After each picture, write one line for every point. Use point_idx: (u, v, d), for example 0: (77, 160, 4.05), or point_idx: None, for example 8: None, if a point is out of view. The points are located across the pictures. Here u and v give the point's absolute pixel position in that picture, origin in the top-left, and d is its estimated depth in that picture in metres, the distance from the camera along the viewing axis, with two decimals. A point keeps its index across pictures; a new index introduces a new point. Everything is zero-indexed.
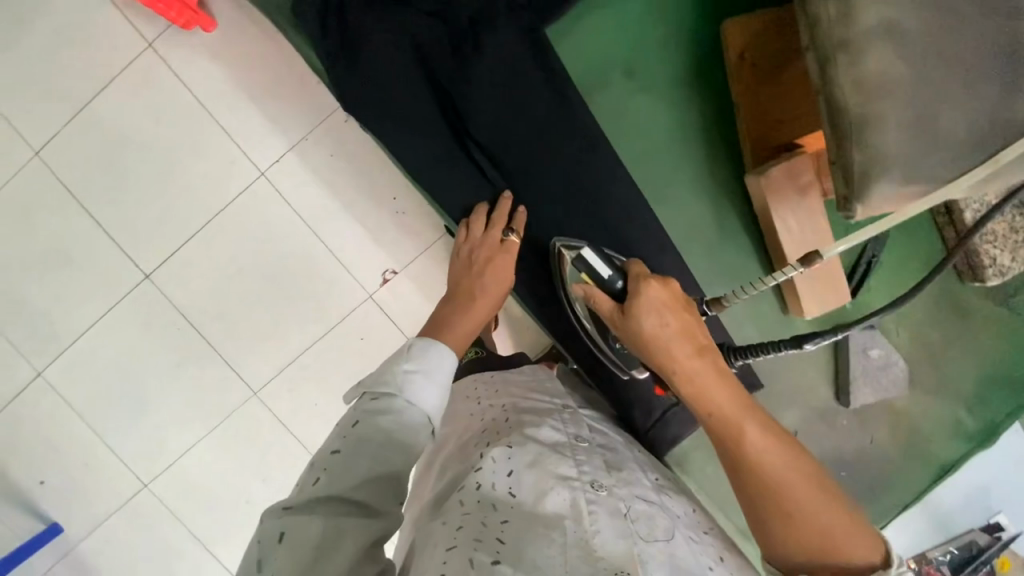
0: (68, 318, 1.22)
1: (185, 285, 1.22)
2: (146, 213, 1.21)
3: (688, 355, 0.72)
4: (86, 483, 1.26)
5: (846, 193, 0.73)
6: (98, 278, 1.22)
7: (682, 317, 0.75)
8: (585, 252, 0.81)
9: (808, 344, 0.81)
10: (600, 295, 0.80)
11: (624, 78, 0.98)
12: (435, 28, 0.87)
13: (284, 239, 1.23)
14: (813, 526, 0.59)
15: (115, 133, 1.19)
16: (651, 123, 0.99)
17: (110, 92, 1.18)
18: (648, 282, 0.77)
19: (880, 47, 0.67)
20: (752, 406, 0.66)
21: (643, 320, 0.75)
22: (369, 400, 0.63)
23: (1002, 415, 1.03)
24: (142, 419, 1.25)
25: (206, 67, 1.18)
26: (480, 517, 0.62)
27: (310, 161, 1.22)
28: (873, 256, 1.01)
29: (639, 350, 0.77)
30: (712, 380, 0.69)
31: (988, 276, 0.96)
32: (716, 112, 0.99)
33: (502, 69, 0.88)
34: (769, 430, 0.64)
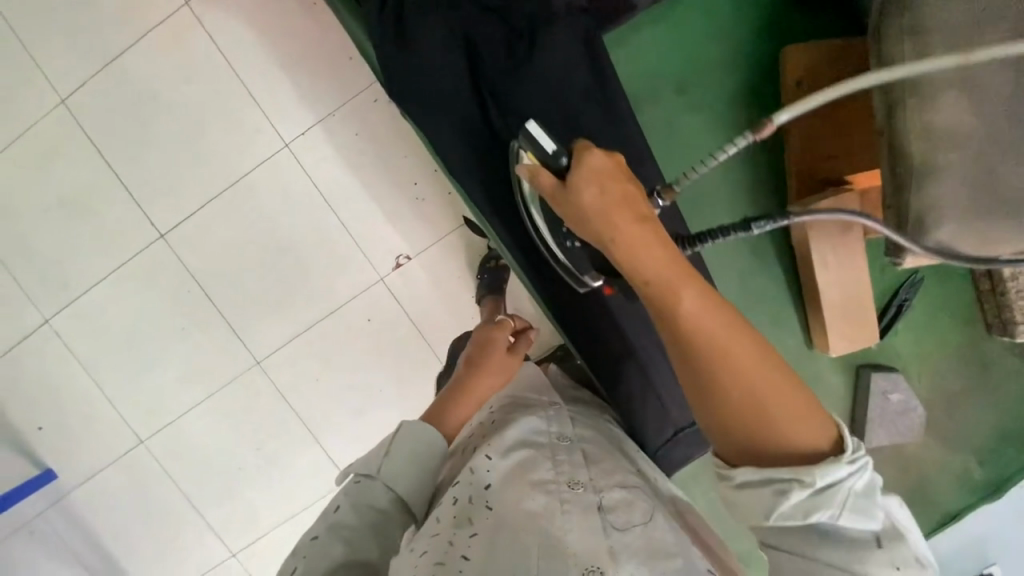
0: (80, 269, 1.23)
1: (198, 249, 1.23)
2: (166, 173, 1.21)
3: (631, 228, 0.58)
4: (85, 432, 1.28)
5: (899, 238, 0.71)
6: (113, 233, 1.22)
7: (626, 183, 0.60)
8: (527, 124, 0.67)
9: (756, 228, 0.65)
10: (538, 171, 0.64)
11: (675, 94, 0.97)
12: (492, 24, 0.85)
13: (300, 213, 1.22)
14: (758, 412, 0.54)
15: (143, 89, 1.18)
16: (696, 141, 0.98)
17: (142, 47, 1.17)
18: (589, 150, 0.61)
19: (952, 96, 0.65)
20: (700, 283, 0.56)
21: (583, 191, 0.60)
22: (354, 484, 0.75)
23: (1013, 469, 1.02)
24: (145, 376, 1.27)
25: (240, 31, 1.17)
26: (447, 537, 0.65)
27: (336, 139, 1.21)
28: (905, 300, 1.00)
29: (575, 228, 0.63)
30: (655, 256, 0.57)
31: (1019, 332, 0.93)
32: (763, 137, 0.98)
33: (555, 73, 0.87)
34: (713, 307, 0.55)
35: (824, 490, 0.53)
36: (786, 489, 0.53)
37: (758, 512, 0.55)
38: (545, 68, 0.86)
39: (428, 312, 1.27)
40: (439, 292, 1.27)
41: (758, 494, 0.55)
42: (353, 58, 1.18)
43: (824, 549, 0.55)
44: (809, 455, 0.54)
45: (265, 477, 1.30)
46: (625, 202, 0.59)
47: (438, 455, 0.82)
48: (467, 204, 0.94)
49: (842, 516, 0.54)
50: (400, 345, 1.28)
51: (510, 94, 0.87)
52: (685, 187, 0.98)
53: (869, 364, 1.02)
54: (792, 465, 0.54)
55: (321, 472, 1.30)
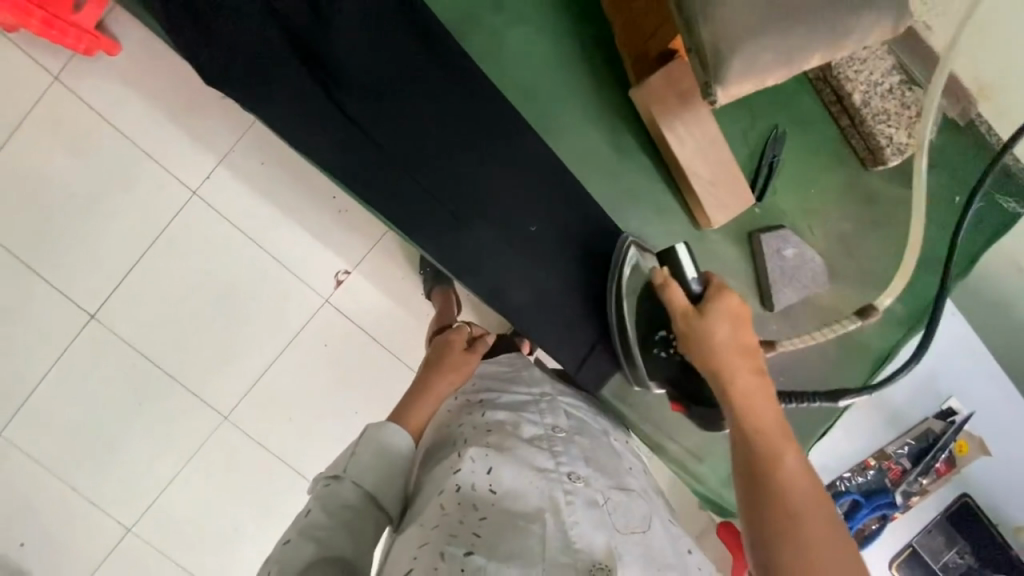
0: (16, 372, 1.18)
1: (136, 320, 1.19)
2: (80, 251, 1.17)
3: (746, 370, 0.78)
4: (68, 536, 1.23)
5: (705, 78, 0.74)
6: (44, 327, 1.18)
7: (750, 336, 0.82)
8: (682, 249, 0.86)
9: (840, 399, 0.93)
10: (678, 289, 0.83)
11: (497, 14, 0.96)
12: None
13: (226, 258, 1.20)
14: (818, 557, 0.61)
15: (36, 174, 1.14)
16: (531, 53, 0.98)
17: (22, 132, 1.13)
18: (728, 292, 0.83)
19: None
20: (790, 435, 0.73)
21: (722, 327, 0.80)
22: (324, 485, 0.71)
23: (930, 298, 1.12)
24: (116, 462, 1.22)
25: (119, 90, 1.14)
26: (457, 516, 0.64)
27: (243, 171, 1.19)
28: (773, 156, 1.03)
29: (698, 350, 0.81)
30: (763, 401, 0.76)
31: (888, 156, 1.03)
32: (593, 35, 1.00)
33: (366, 21, 0.84)
34: (801, 460, 0.70)
35: None
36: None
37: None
38: (362, 16, 0.83)
39: (378, 320, 1.26)
40: (384, 295, 1.25)
41: None
42: None
43: None
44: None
45: (263, 532, 1.27)
46: (749, 353, 0.80)
47: (405, 453, 0.79)
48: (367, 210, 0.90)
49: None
50: (363, 362, 1.26)
51: (334, 53, 0.82)
52: (529, 98, 0.97)
53: (756, 230, 1.04)
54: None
55: None
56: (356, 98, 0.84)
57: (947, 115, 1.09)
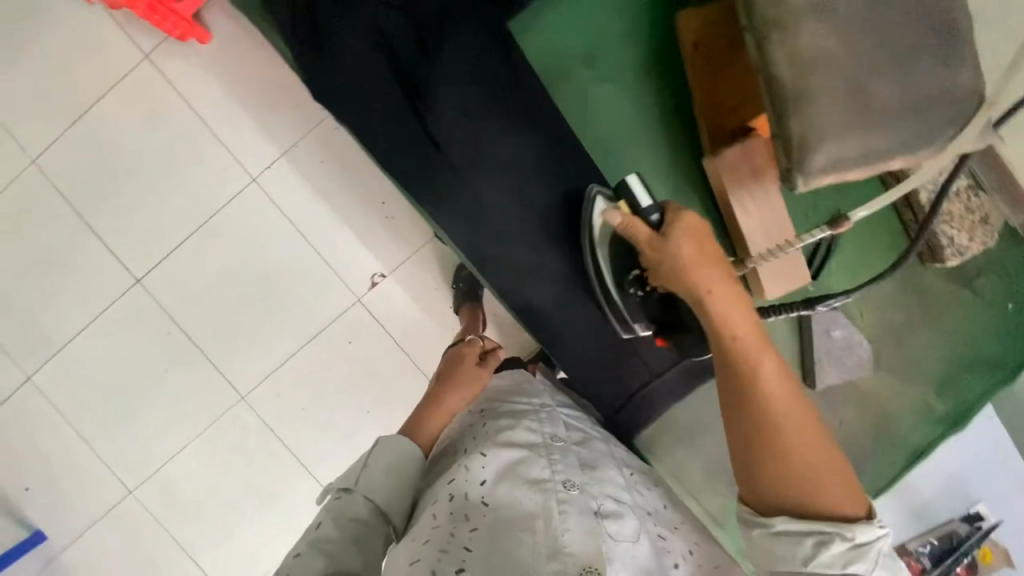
0: (57, 322, 1.24)
1: (177, 291, 1.24)
2: (138, 218, 1.23)
3: (718, 285, 0.68)
4: (73, 488, 1.26)
5: (788, 165, 0.74)
6: (90, 284, 1.23)
7: (717, 246, 0.72)
8: (631, 183, 0.81)
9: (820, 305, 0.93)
10: (635, 222, 0.76)
11: (586, 70, 1.01)
12: (402, 21, 0.86)
13: (271, 245, 1.24)
14: (804, 463, 0.60)
15: (112, 140, 1.22)
16: (614, 111, 1.01)
17: (108, 101, 1.21)
18: (684, 211, 0.73)
19: (812, 24, 0.70)
20: (772, 347, 0.65)
21: (683, 246, 0.71)
22: (336, 498, 0.72)
23: (977, 396, 1.06)
24: (132, 423, 1.26)
25: (201, 76, 1.22)
26: (448, 529, 0.62)
27: (301, 167, 1.24)
28: (832, 239, 1.04)
29: (667, 275, 0.73)
30: (737, 318, 0.66)
31: (947, 257, 1.00)
32: (672, 102, 1.02)
33: (465, 61, 0.88)
34: (784, 371, 0.63)
35: (862, 546, 0.58)
36: (826, 539, 0.58)
37: (791, 559, 0.60)
38: (455, 53, 0.87)
39: (406, 326, 1.28)
40: (414, 304, 1.28)
41: (794, 542, 0.60)
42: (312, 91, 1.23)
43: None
44: (845, 515, 0.60)
45: (259, 518, 1.28)
46: (717, 261, 0.70)
47: (414, 462, 0.80)
48: (444, 242, 0.93)
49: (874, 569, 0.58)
50: (386, 366, 1.28)
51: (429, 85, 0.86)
52: (605, 153, 1.02)
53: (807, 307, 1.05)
54: (834, 522, 0.59)
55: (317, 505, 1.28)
56: (445, 128, 0.87)
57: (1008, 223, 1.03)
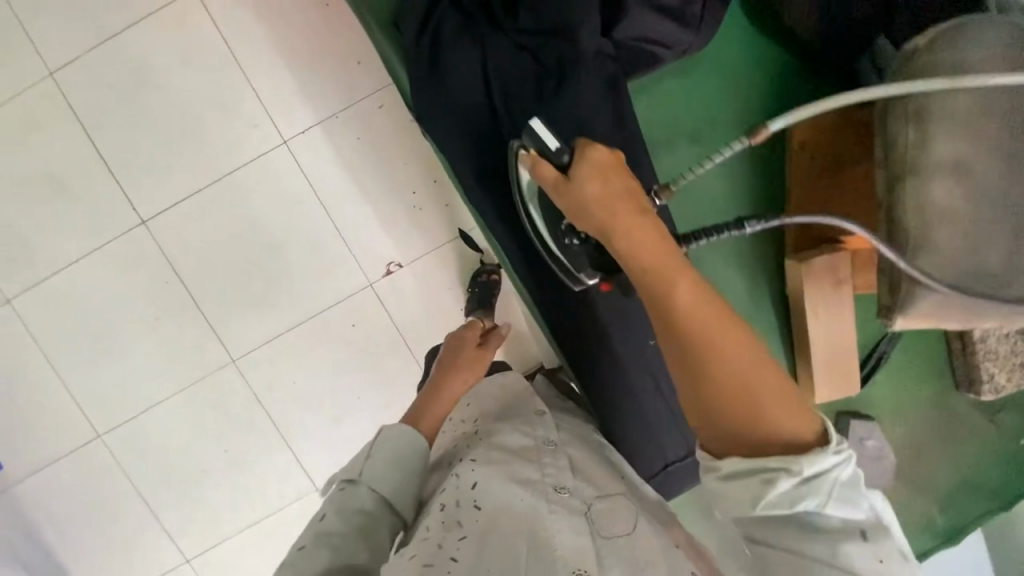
0: (49, 249, 1.17)
1: (183, 241, 1.19)
2: (153, 156, 1.17)
3: (630, 222, 0.58)
4: (37, 421, 1.21)
5: (890, 303, 0.77)
6: (91, 212, 1.17)
7: (630, 180, 0.61)
8: (535, 125, 0.69)
9: (747, 227, 0.65)
10: (543, 165, 0.66)
11: (690, 145, 0.98)
12: (524, 60, 0.86)
13: (290, 211, 1.20)
14: (736, 390, 0.52)
15: (139, 69, 1.15)
16: (706, 190, 0.99)
17: (143, 27, 1.14)
18: (593, 144, 0.62)
19: (947, 179, 0.70)
20: (687, 268, 0.56)
21: (586, 185, 0.61)
22: (340, 490, 0.69)
23: (970, 518, 1.08)
24: (110, 367, 1.21)
25: (249, 22, 1.16)
26: (436, 540, 0.61)
27: (337, 139, 1.20)
28: (883, 353, 1.04)
29: (576, 219, 0.64)
30: (648, 248, 0.57)
31: (982, 390, 0.99)
32: (768, 195, 1.00)
33: (577, 115, 0.87)
34: (704, 294, 0.55)
35: (813, 479, 0.51)
36: (773, 477, 0.51)
37: (746, 502, 0.53)
38: (572, 102, 0.86)
39: (414, 322, 1.26)
40: (427, 301, 1.26)
41: (745, 484, 0.52)
42: (362, 63, 1.18)
43: (812, 544, 0.52)
44: (796, 441, 0.52)
45: (228, 484, 1.25)
46: (624, 194, 0.60)
47: (417, 466, 0.74)
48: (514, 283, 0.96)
49: (827, 504, 0.52)
50: (387, 357, 1.26)
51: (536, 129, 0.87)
52: (690, 231, 0.99)
53: (847, 412, 1.05)
54: (782, 453, 0.52)
55: (292, 481, 1.26)
56: None
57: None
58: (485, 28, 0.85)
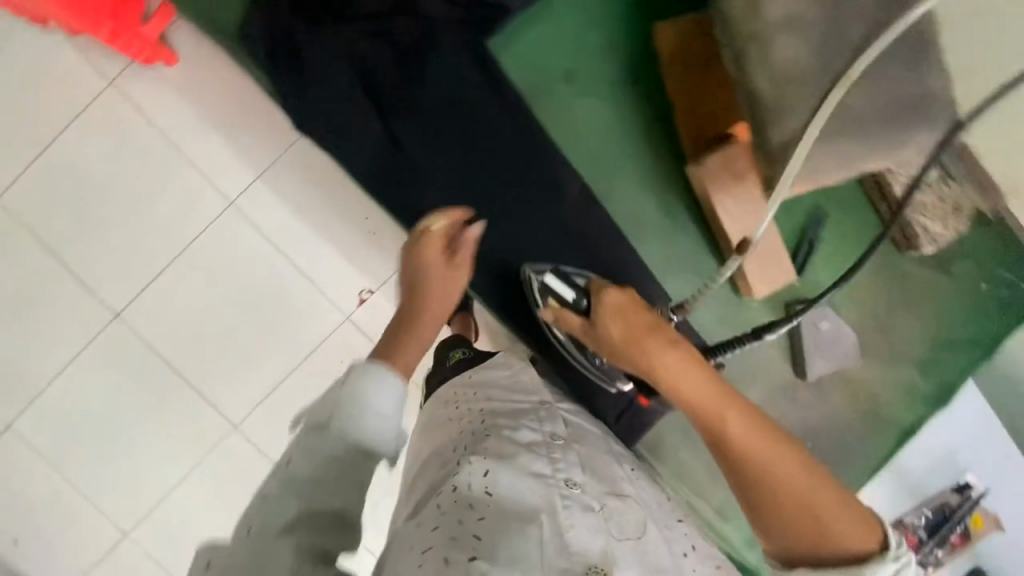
0: (36, 365, 1.19)
1: (160, 324, 1.21)
2: (114, 251, 1.20)
3: (659, 350, 0.78)
4: (64, 535, 1.22)
5: (767, 172, 0.88)
6: (68, 319, 1.19)
7: (645, 313, 0.85)
8: (549, 281, 0.98)
9: (769, 333, 0.92)
10: (568, 316, 0.95)
11: (567, 86, 1.09)
12: (380, 47, 1.02)
13: (254, 268, 1.22)
14: (796, 506, 0.64)
15: (80, 171, 1.18)
16: (592, 122, 1.10)
17: (74, 131, 1.17)
18: (607, 291, 0.89)
19: (784, 38, 0.82)
20: (728, 395, 0.69)
21: (608, 326, 0.86)
22: (309, 432, 0.66)
23: (956, 375, 1.16)
24: (122, 463, 1.22)
25: (171, 99, 1.18)
26: (455, 517, 0.61)
27: (281, 187, 1.22)
28: (812, 239, 1.10)
29: (614, 353, 0.86)
30: (688, 379, 0.73)
31: (921, 245, 1.11)
32: (652, 112, 1.11)
33: (449, 86, 1.03)
34: (748, 417, 0.67)
35: None
36: None
37: None
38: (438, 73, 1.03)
39: None
40: None
41: None
42: None
43: None
44: (861, 549, 0.62)
45: None
46: (647, 329, 0.82)
47: (394, 403, 0.71)
48: None
49: None
50: None
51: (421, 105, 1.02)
52: (586, 162, 1.10)
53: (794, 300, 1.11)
54: (849, 565, 0.62)
55: None
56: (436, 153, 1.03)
57: (978, 210, 1.13)
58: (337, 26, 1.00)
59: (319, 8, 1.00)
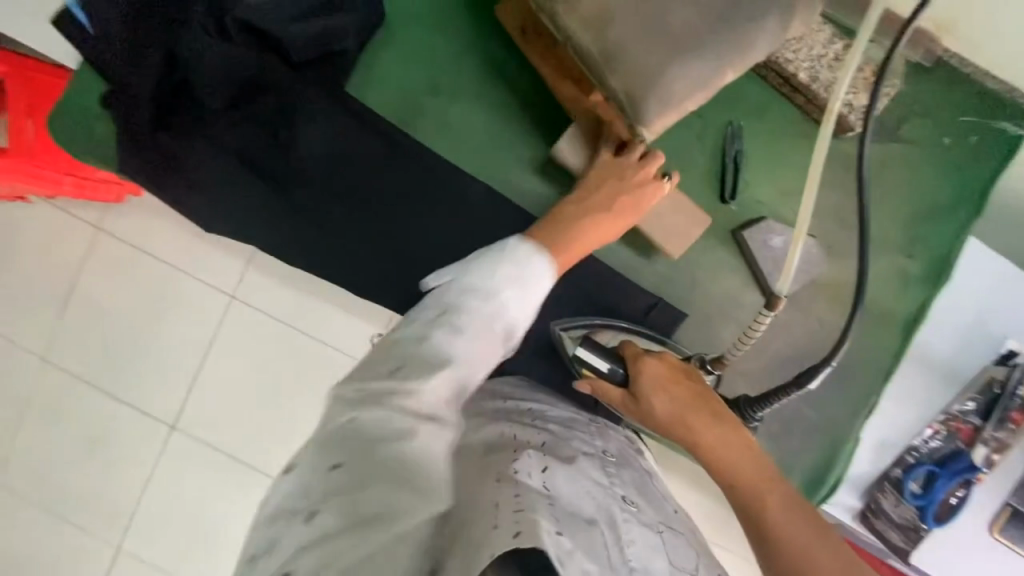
0: (119, 489, 1.31)
1: (209, 421, 1.30)
2: (151, 370, 1.30)
3: (708, 429, 0.69)
4: None
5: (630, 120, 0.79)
6: (132, 442, 1.30)
7: (691, 384, 0.72)
8: (581, 352, 0.77)
9: (810, 382, 0.69)
10: (603, 387, 0.76)
11: (437, 99, 0.88)
12: (250, 128, 0.82)
13: (269, 346, 1.29)
14: None
15: (99, 311, 1.29)
16: (483, 132, 0.88)
17: (82, 277, 1.29)
18: (647, 360, 0.74)
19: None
20: (783, 489, 0.63)
21: (655, 401, 0.72)
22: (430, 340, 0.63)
23: (946, 247, 0.96)
24: (218, 553, 1.31)
25: (148, 222, 1.28)
26: (520, 491, 0.56)
27: (267, 266, 1.29)
28: (736, 152, 0.91)
29: (658, 431, 0.73)
30: (742, 465, 0.66)
31: (853, 123, 0.90)
32: (540, 90, 0.89)
33: (328, 142, 0.85)
34: (805, 517, 0.60)
35: None
36: None
37: None
38: (314, 129, 0.84)
39: None
40: None
41: None
42: None
43: None
44: None
45: None
46: (695, 403, 0.71)
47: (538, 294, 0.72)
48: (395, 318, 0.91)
49: None
50: None
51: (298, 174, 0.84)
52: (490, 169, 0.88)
53: (738, 226, 0.91)
54: None
55: None
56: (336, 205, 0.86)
57: (908, 61, 0.97)
58: (194, 124, 0.81)
59: (171, 108, 0.80)
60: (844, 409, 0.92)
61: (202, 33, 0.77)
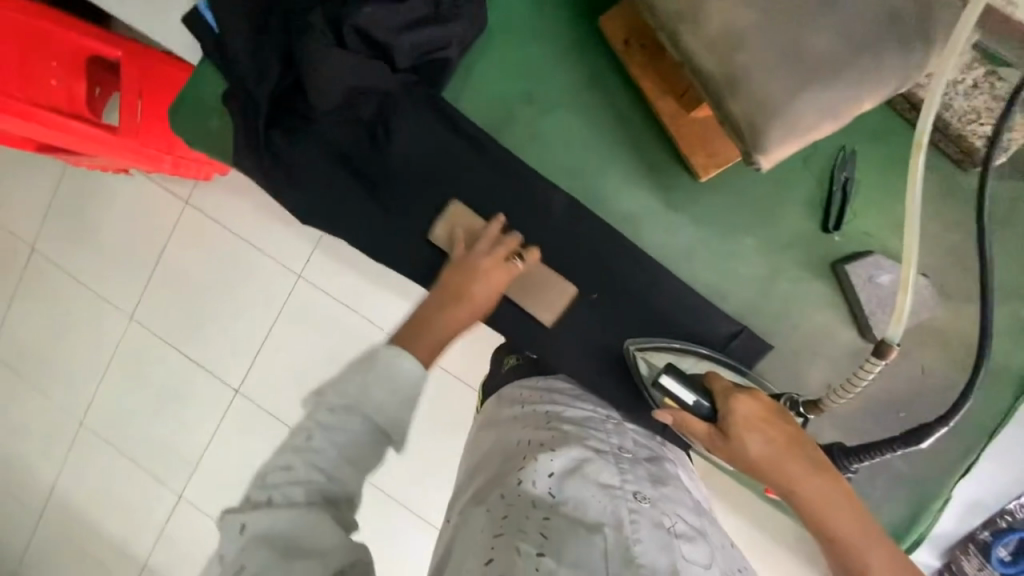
0: (187, 443, 1.42)
1: (269, 390, 1.38)
2: (223, 337, 1.40)
3: (806, 475, 0.67)
4: None
5: (744, 149, 0.72)
6: (201, 402, 1.41)
7: (785, 425, 0.70)
8: (667, 381, 0.72)
9: (922, 438, 0.75)
10: (691, 421, 0.72)
11: (527, 106, 0.88)
12: (352, 129, 0.86)
13: (328, 326, 1.35)
14: None
15: (182, 279, 1.40)
16: (568, 138, 0.88)
17: (169, 247, 1.40)
18: (742, 398, 0.70)
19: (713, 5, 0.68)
20: (881, 540, 0.63)
21: (751, 442, 0.69)
22: None
23: None
24: None
25: (231, 201, 1.37)
26: (523, 509, 0.59)
27: (334, 251, 1.34)
28: (846, 179, 0.85)
29: (747, 471, 0.70)
30: (843, 515, 0.64)
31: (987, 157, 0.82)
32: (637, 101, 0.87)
33: (416, 144, 0.86)
34: (899, 567, 0.62)
35: None
36: None
37: None
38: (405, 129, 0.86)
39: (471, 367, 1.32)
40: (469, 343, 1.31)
41: None
42: None
43: None
44: None
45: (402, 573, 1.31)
46: (793, 448, 0.68)
47: None
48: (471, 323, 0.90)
49: None
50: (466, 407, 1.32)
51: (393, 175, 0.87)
52: (572, 177, 0.88)
53: (839, 259, 0.85)
54: None
55: None
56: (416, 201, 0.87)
57: None
58: (303, 125, 0.85)
59: (284, 111, 0.85)
60: (935, 461, 0.85)
61: (322, 37, 0.78)
